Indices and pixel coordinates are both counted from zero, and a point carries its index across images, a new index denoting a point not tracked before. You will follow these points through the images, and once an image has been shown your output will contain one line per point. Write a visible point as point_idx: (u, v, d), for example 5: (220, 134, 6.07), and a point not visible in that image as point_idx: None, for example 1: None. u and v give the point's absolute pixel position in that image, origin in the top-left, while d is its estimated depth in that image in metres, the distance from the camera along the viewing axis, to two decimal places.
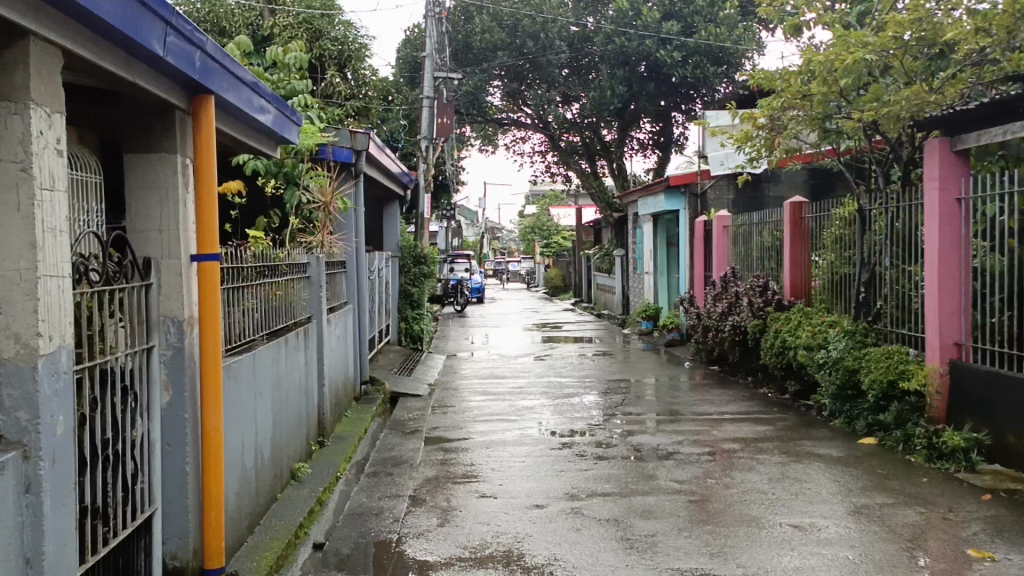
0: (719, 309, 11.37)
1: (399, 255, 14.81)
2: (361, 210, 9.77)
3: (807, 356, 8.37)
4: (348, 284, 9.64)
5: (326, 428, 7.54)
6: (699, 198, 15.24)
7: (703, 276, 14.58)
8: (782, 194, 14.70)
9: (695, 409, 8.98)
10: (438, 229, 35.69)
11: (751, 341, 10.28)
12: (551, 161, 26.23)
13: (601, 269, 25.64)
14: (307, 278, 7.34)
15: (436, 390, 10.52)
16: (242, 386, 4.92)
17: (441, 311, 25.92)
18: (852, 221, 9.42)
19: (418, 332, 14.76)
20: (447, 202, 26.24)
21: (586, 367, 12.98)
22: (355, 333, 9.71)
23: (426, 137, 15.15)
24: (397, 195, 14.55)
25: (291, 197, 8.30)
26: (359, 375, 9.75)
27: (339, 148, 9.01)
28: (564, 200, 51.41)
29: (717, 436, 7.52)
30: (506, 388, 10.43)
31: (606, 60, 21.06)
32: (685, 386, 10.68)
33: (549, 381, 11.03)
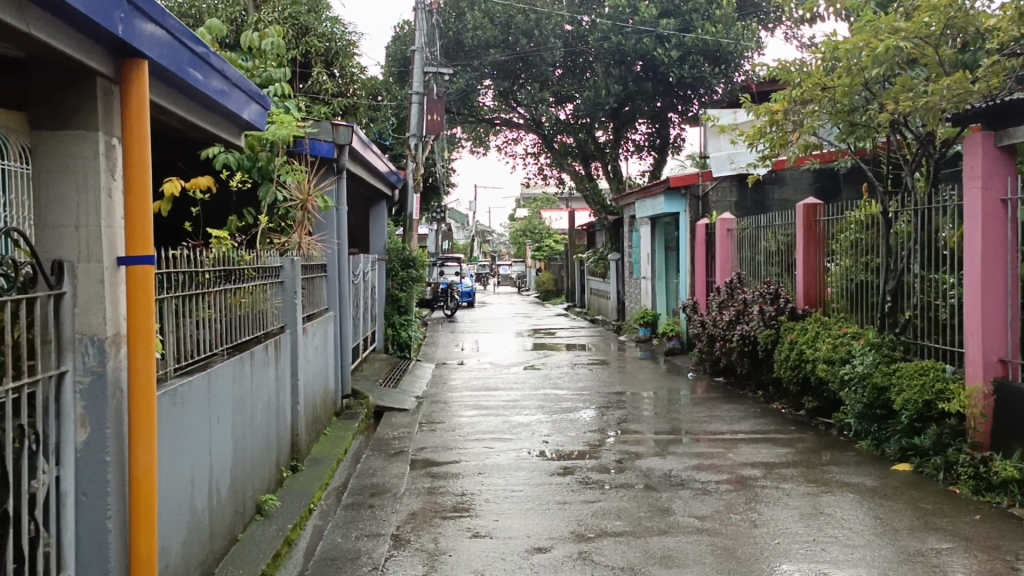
0: (726, 318, 10.67)
1: (386, 258, 14.05)
2: (343, 209, 9.03)
3: (828, 372, 7.69)
4: (329, 290, 8.90)
5: (301, 451, 6.79)
6: (701, 200, 14.54)
7: (706, 282, 13.88)
8: (787, 198, 14.03)
9: (705, 427, 8.29)
10: (428, 231, 34.94)
11: (762, 353, 9.58)
12: (544, 163, 25.51)
13: (595, 273, 24.93)
14: (279, 283, 6.60)
15: (425, 405, 9.77)
16: (193, 413, 4.17)
17: (430, 316, 25.17)
18: (873, 224, 8.73)
19: (405, 339, 14.03)
20: (436, 204, 25.53)
21: (583, 378, 12.24)
22: (337, 343, 8.96)
23: (415, 135, 14.38)
24: (384, 195, 13.79)
25: (266, 195, 7.59)
26: (340, 390, 9.00)
27: (317, 141, 8.28)
28: (556, 203, 50.73)
29: (733, 460, 6.82)
30: (499, 402, 9.69)
31: (602, 59, 20.37)
32: (690, 400, 9.98)
33: (545, 395, 10.29)
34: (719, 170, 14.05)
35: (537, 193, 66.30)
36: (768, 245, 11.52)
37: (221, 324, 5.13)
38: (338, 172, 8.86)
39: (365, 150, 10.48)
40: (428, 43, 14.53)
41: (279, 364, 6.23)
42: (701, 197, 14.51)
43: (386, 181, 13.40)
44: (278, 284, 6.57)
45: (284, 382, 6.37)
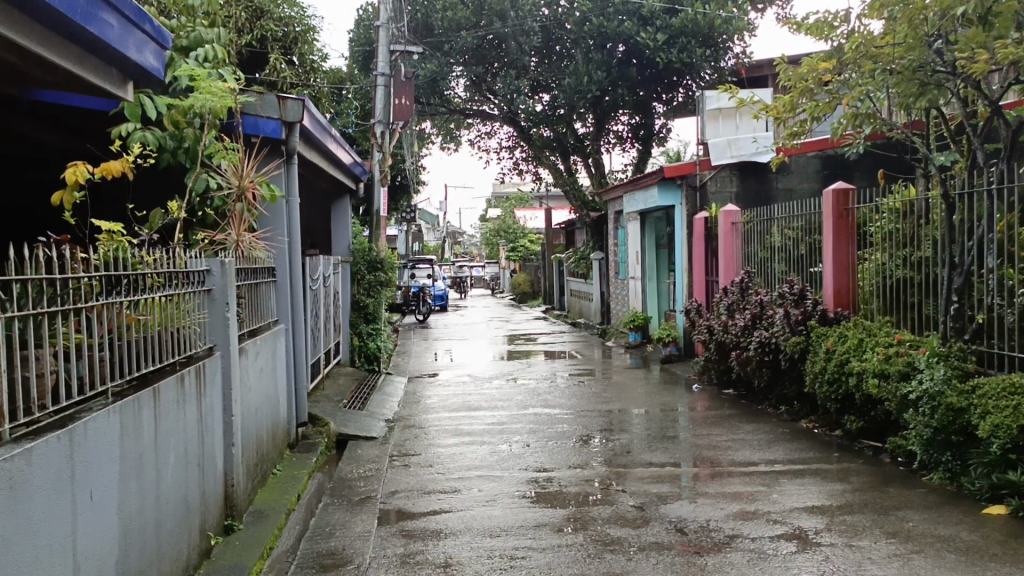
0: (738, 322, 9.39)
1: (350, 260, 12.55)
2: (295, 201, 7.55)
3: (883, 389, 6.41)
4: (279, 298, 7.41)
5: (238, 504, 5.30)
6: (698, 191, 13.16)
7: (706, 281, 12.65)
8: (791, 187, 12.89)
9: (730, 454, 6.96)
10: (398, 233, 33.37)
11: (786, 363, 8.30)
12: (520, 158, 24.17)
13: (575, 274, 23.66)
14: (205, 292, 5.09)
15: (395, 431, 8.31)
16: (33, 498, 2.70)
17: (400, 322, 23.66)
18: (914, 211, 7.53)
19: (374, 350, 12.58)
20: (406, 203, 24.06)
21: (574, 391, 10.87)
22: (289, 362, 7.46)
23: (382, 121, 12.90)
24: (348, 190, 12.32)
25: (194, 182, 6.24)
26: (293, 417, 7.47)
27: (262, 120, 6.86)
28: (529, 202, 49.49)
29: (781, 503, 5.48)
30: (483, 426, 8.27)
31: (581, 44, 19.12)
32: (704, 419, 8.66)
33: (535, 414, 8.89)
34: (717, 156, 12.79)
35: (509, 192, 64.90)
36: (785, 239, 10.31)
37: (108, 351, 3.62)
38: (289, 155, 7.38)
39: (319, 132, 8.96)
40: (395, 20, 13.13)
41: (205, 397, 4.73)
42: (697, 187, 13.16)
43: (349, 172, 11.91)
44: (204, 292, 5.07)
45: (213, 420, 4.88)
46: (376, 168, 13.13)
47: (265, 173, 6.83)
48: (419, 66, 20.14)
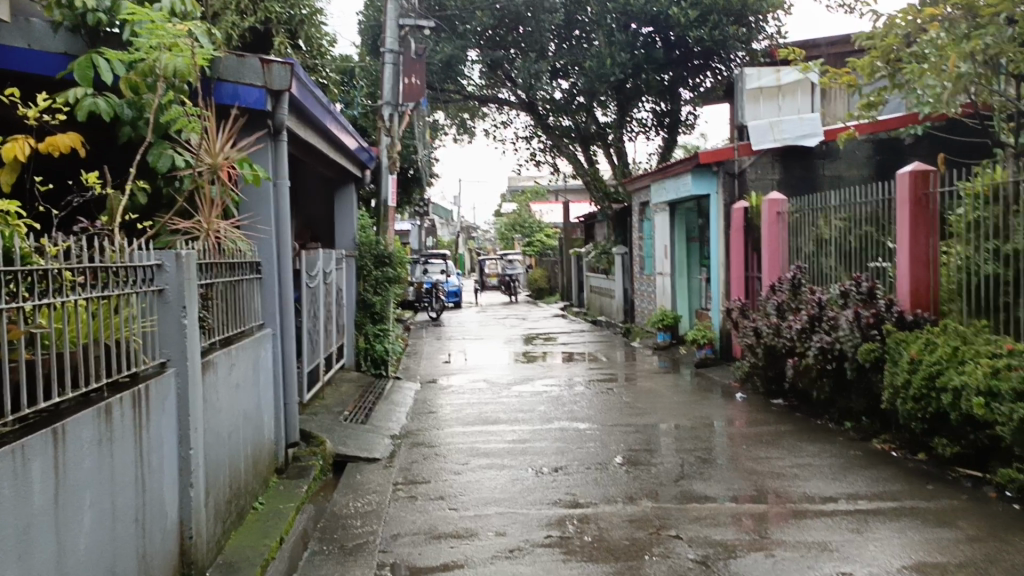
0: (793, 324, 8.25)
1: (356, 255, 11.48)
2: (283, 185, 6.46)
3: (993, 411, 5.26)
4: (266, 297, 6.33)
5: (199, 560, 4.21)
6: (736, 178, 11.96)
7: (746, 277, 11.49)
8: (840, 173, 11.78)
9: (798, 483, 5.83)
10: (410, 228, 32.39)
11: (854, 373, 7.15)
12: (537, 148, 23.06)
13: (595, 270, 22.60)
14: (154, 292, 4.01)
15: (402, 451, 7.23)
16: None
17: (412, 319, 22.65)
18: (1008, 195, 6.40)
19: (381, 353, 11.49)
20: (418, 195, 23.00)
21: (603, 400, 9.76)
22: (276, 370, 6.37)
23: (390, 103, 11.84)
24: (353, 177, 11.28)
25: (155, 158, 5.16)
26: (280, 436, 6.39)
27: (242, 87, 5.79)
28: (545, 196, 48.49)
29: (882, 558, 4.35)
30: (503, 445, 7.17)
31: (604, 26, 18.05)
32: (756, 436, 7.53)
33: (562, 430, 7.78)
34: (759, 140, 11.55)
35: (524, 185, 63.72)
36: (843, 230, 9.15)
37: None
38: (276, 130, 6.28)
39: (312, 106, 7.85)
40: None
41: (149, 428, 3.65)
42: (736, 174, 11.97)
43: (351, 157, 10.82)
44: (152, 293, 3.99)
45: (161, 456, 3.80)
46: (383, 154, 11.99)
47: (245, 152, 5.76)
48: (431, 50, 19.08)
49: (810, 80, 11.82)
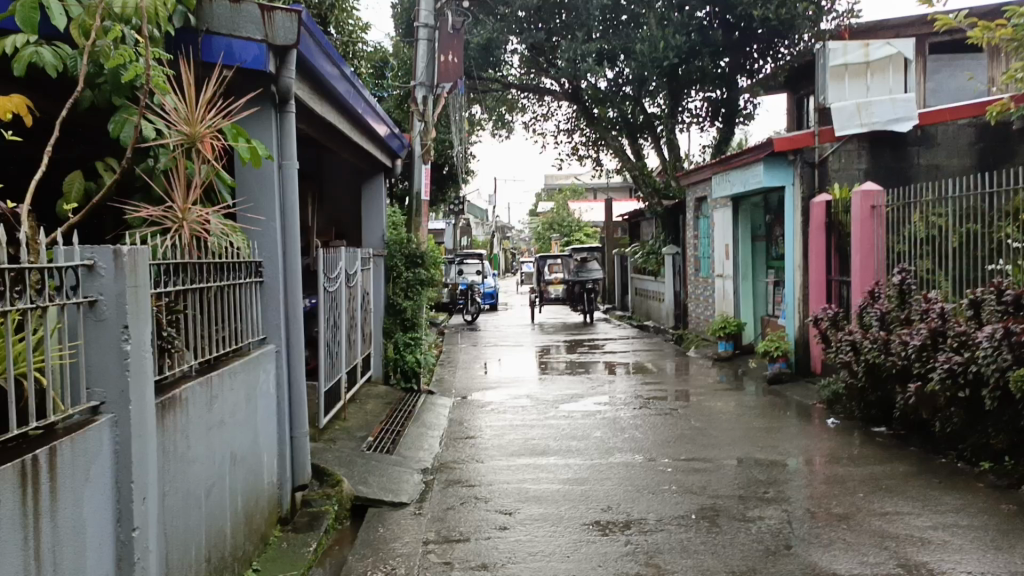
0: (905, 338, 6.83)
1: (386, 254, 10.27)
2: (293, 165, 5.23)
3: None
4: (268, 305, 5.11)
5: None
6: (816, 168, 10.48)
7: (830, 281, 10.03)
8: (936, 163, 10.32)
9: (950, 553, 4.45)
10: (444, 226, 31.40)
11: (1000, 402, 5.72)
12: (579, 142, 21.85)
13: (641, 271, 21.33)
14: (76, 304, 2.78)
15: (434, 492, 5.95)
16: None
17: (447, 323, 21.55)
18: None
19: (414, 365, 10.28)
20: (453, 192, 21.90)
21: (667, 424, 8.41)
22: (278, 395, 5.14)
23: (425, 84, 10.63)
24: (384, 165, 10.13)
25: (117, 125, 3.96)
26: (283, 474, 5.13)
27: (235, 43, 4.61)
28: (582, 194, 47.39)
29: None
30: (559, 485, 5.88)
31: (657, 7, 16.82)
32: (867, 476, 6.12)
33: (627, 465, 6.47)
34: (842, 125, 10.18)
35: (561, 183, 62.77)
36: (960, 226, 7.69)
37: None
38: (277, 95, 5.06)
39: (329, 75, 6.72)
40: None
41: (54, 514, 2.44)
42: (815, 164, 10.47)
43: (378, 142, 9.70)
44: (73, 306, 2.77)
45: (78, 554, 2.57)
46: (416, 141, 10.77)
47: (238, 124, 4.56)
48: (470, 35, 18.00)
49: (903, 56, 10.44)
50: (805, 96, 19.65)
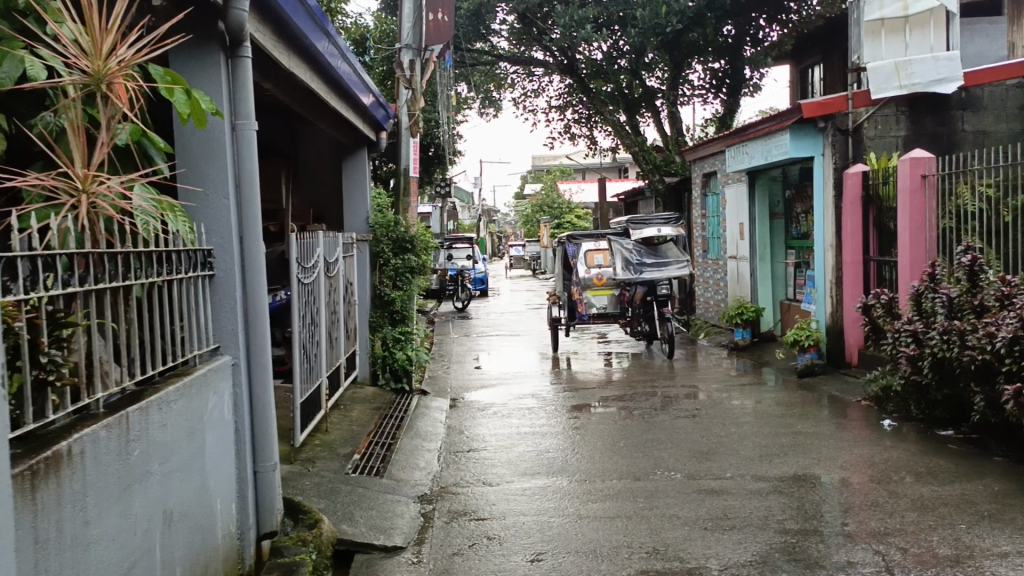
0: (985, 329, 5.81)
1: (371, 239, 9.12)
2: (251, 127, 4.07)
3: None
4: (221, 307, 3.98)
5: None
6: (850, 135, 9.37)
7: (867, 262, 9.10)
8: (982, 128, 9.29)
9: None
10: (431, 210, 30.18)
11: None
12: (572, 119, 20.72)
13: None
14: None
15: (435, 528, 4.86)
16: None
17: (436, 311, 20.41)
18: None
19: (404, 363, 9.14)
20: (439, 174, 20.73)
21: (696, 428, 7.34)
22: (235, 423, 4.01)
23: (410, 46, 9.47)
24: (366, 136, 9.03)
25: None
26: (238, 528, 3.98)
27: None
28: (571, 176, 46.20)
29: None
30: (586, 519, 4.80)
31: None
32: (951, 495, 5.09)
33: (664, 488, 5.40)
34: (880, 87, 9.07)
35: (549, 166, 61.55)
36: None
37: None
38: (227, 34, 3.90)
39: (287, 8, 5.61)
40: None
41: None
42: (849, 131, 9.37)
43: (360, 111, 8.56)
44: None
45: None
46: (403, 112, 9.56)
47: (158, 66, 3.43)
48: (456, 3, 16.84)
49: (946, 8, 9.11)
50: (810, 67, 18.60)
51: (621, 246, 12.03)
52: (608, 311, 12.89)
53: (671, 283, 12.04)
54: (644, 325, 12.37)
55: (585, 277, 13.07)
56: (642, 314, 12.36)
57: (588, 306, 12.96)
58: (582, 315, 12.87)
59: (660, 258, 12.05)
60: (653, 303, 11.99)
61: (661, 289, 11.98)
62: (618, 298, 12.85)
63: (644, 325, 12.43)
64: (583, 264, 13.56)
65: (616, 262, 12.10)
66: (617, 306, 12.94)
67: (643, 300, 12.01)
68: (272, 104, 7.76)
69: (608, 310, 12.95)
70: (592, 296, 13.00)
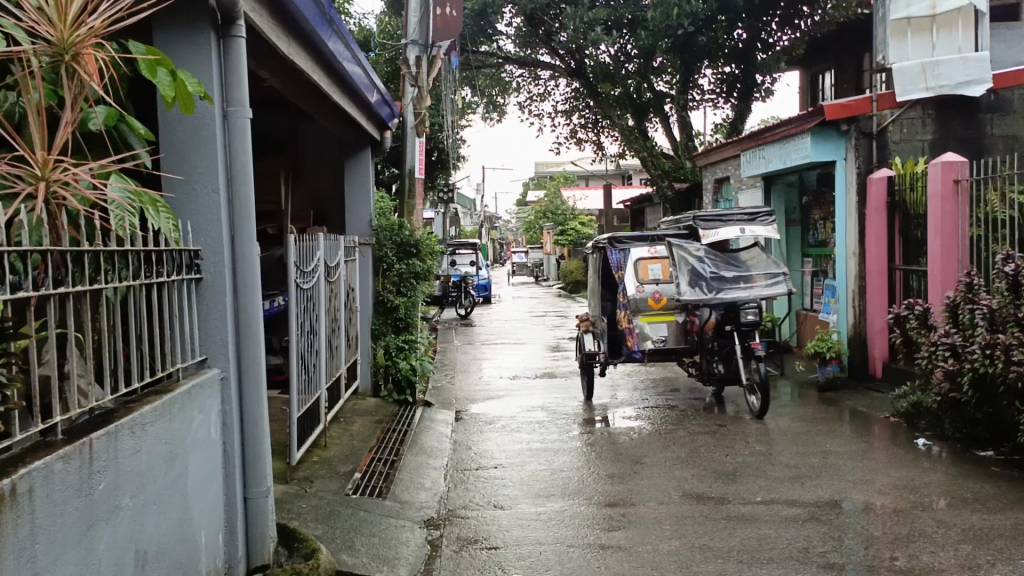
0: None
1: (374, 243, 8.73)
2: (246, 115, 3.69)
3: None
4: (210, 314, 3.59)
5: None
6: (873, 139, 8.97)
7: (894, 271, 8.70)
8: (1012, 133, 8.90)
9: None
10: (434, 216, 29.81)
11: None
12: (578, 123, 20.38)
13: None
14: None
15: (444, 558, 4.45)
16: None
17: (439, 317, 20.03)
18: None
19: (408, 372, 8.74)
20: (443, 178, 20.37)
21: (716, 444, 6.94)
22: (223, 444, 3.61)
23: (416, 42, 9.11)
24: (370, 135, 8.65)
25: None
26: (224, 562, 3.58)
27: None
28: (574, 183, 45.85)
29: None
30: (608, 550, 4.39)
31: None
32: (1002, 524, 4.68)
33: (689, 513, 4.99)
34: (907, 88, 8.67)
35: (552, 172, 61.26)
36: None
37: None
38: (219, 11, 3.52)
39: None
40: None
41: None
42: (874, 135, 8.96)
43: (364, 108, 8.18)
44: None
45: None
46: (408, 111, 9.18)
47: (139, 42, 3.06)
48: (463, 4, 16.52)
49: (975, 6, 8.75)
50: (820, 73, 18.14)
51: (681, 252, 8.11)
52: (670, 348, 8.33)
53: (760, 304, 8.10)
54: (726, 364, 8.11)
55: (632, 295, 8.46)
56: (725, 352, 8.08)
57: (639, 338, 8.33)
58: (633, 354, 8.37)
59: (744, 269, 8.05)
60: (734, 335, 8.01)
61: (748, 313, 8.03)
62: (685, 328, 8.40)
63: (722, 363, 8.13)
64: (633, 277, 8.65)
65: (680, 277, 8.00)
66: (688, 337, 8.41)
67: (716, 328, 8.09)
68: (272, 97, 7.38)
69: (670, 344, 8.41)
70: (644, 324, 8.34)
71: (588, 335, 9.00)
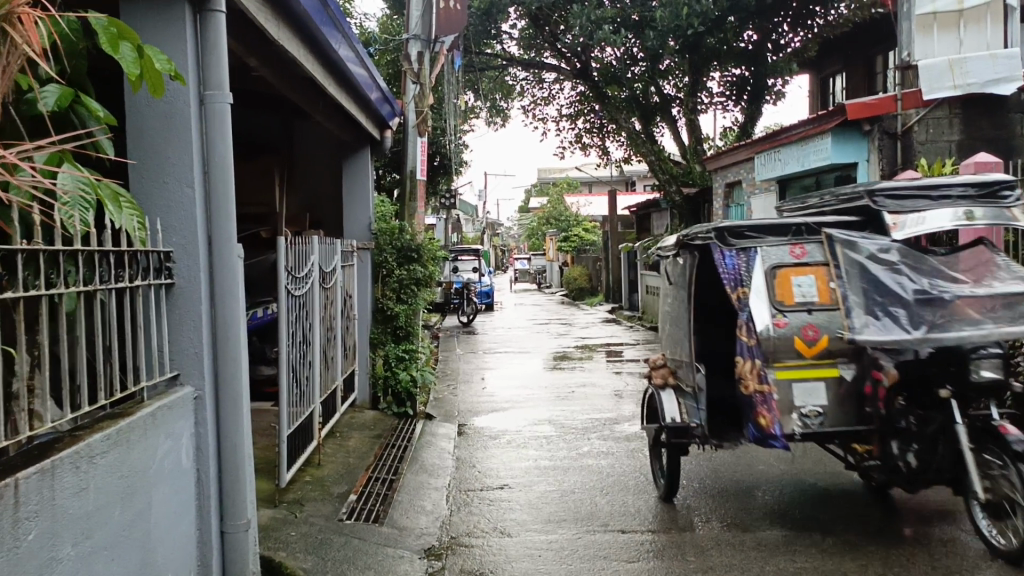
0: None
1: (374, 247, 8.31)
2: (227, 99, 3.29)
3: None
4: (182, 324, 3.19)
5: None
6: (898, 139, 8.59)
7: None
8: None
9: None
10: (435, 222, 29.40)
11: None
12: (583, 127, 19.99)
13: (653, 267, 19.44)
14: None
15: None
16: None
17: (440, 325, 19.58)
18: None
19: (407, 384, 8.30)
20: (445, 183, 19.97)
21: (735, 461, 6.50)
22: (196, 471, 3.19)
23: (419, 37, 8.74)
24: (370, 134, 8.26)
25: None
26: None
27: None
28: (577, 189, 45.45)
29: None
30: None
31: None
32: None
33: (714, 542, 4.55)
34: (932, 87, 8.27)
35: (554, 179, 60.87)
36: None
37: None
38: None
39: None
40: None
41: None
42: (898, 135, 8.58)
43: (365, 108, 7.81)
44: None
45: None
46: (409, 110, 8.79)
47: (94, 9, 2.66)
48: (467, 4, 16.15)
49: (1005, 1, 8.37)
50: (830, 76, 17.72)
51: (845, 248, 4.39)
52: (831, 427, 4.37)
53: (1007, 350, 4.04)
54: (927, 450, 4.10)
55: (764, 331, 4.40)
56: (928, 432, 4.07)
57: (781, 416, 4.35)
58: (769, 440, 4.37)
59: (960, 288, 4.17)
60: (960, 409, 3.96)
61: (987, 366, 3.98)
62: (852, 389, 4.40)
63: (918, 448, 4.13)
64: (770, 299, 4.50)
65: (848, 295, 4.27)
66: (859, 409, 4.40)
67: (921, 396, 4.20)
68: (270, 96, 6.99)
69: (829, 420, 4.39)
70: (784, 384, 4.37)
71: (666, 390, 5.18)
